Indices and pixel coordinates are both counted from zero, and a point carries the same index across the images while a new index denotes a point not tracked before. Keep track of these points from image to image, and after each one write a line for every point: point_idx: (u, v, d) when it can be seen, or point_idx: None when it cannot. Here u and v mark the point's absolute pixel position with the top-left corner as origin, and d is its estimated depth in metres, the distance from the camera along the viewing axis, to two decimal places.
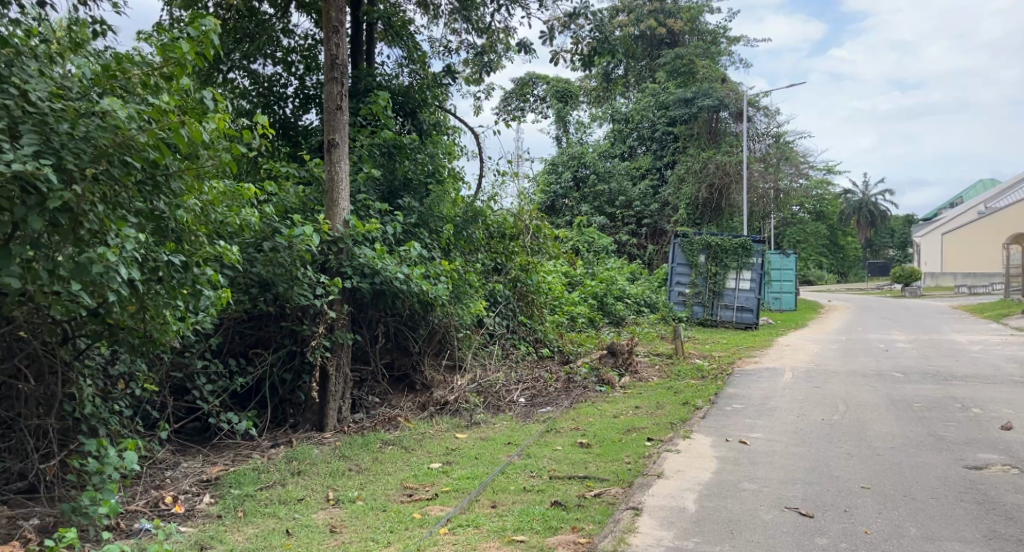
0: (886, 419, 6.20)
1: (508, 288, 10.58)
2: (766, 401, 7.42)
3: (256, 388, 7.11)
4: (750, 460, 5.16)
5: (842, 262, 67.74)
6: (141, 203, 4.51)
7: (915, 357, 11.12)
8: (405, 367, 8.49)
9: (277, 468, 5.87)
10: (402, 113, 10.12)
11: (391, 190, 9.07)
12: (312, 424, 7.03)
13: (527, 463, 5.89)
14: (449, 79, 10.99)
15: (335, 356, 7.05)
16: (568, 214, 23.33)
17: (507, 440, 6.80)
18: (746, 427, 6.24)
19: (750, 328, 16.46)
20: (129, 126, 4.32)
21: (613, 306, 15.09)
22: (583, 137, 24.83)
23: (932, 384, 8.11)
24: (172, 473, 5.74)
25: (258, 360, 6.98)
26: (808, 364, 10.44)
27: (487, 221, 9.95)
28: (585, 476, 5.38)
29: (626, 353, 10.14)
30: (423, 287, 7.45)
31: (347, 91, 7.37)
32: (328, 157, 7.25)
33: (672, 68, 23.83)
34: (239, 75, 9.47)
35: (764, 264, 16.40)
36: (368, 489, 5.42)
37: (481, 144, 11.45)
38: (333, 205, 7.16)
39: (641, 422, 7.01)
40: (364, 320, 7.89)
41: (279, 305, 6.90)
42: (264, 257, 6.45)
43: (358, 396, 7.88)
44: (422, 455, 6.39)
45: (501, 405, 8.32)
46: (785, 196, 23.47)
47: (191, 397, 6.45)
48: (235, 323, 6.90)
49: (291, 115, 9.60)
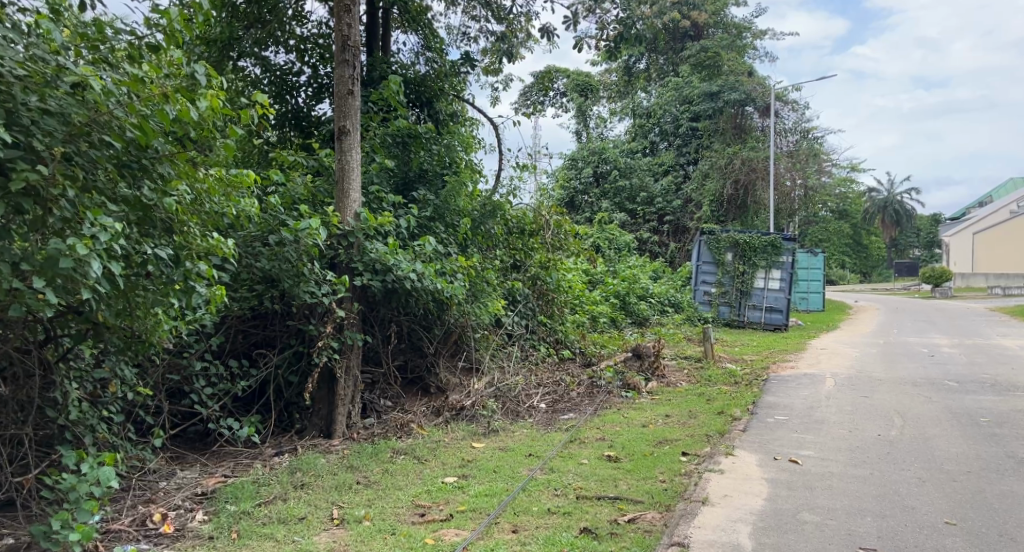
0: (952, 436, 5.81)
1: (527, 287, 10.04)
2: (810, 413, 6.87)
3: (260, 390, 6.58)
4: (806, 484, 4.64)
5: (866, 261, 66.44)
6: (126, 190, 4.02)
7: (963, 364, 10.46)
8: (420, 369, 8.01)
9: (279, 480, 5.29)
10: (418, 103, 9.62)
11: (405, 182, 8.56)
12: (319, 430, 6.52)
13: (551, 480, 5.34)
14: (467, 67, 10.44)
15: (344, 358, 6.54)
16: (588, 211, 22.80)
17: (529, 451, 6.25)
18: (794, 444, 5.67)
19: (779, 329, 15.80)
20: (108, 101, 3.80)
21: (635, 306, 14.48)
22: (604, 132, 24.35)
23: (990, 398, 7.51)
24: (165, 484, 5.13)
25: (262, 361, 6.45)
26: (848, 370, 9.81)
27: (505, 215, 9.43)
28: (617, 497, 4.82)
29: (652, 356, 9.55)
30: (438, 286, 6.95)
31: (360, 75, 6.84)
32: (339, 145, 6.74)
33: (696, 61, 23.03)
34: (251, 63, 8.91)
35: (794, 263, 15.68)
36: (376, 507, 4.88)
37: (499, 136, 10.90)
38: (344, 196, 6.66)
39: (673, 433, 6.46)
40: (376, 319, 7.39)
41: (284, 302, 6.36)
42: (268, 252, 5.90)
43: (369, 399, 7.40)
44: (436, 467, 5.86)
45: (520, 411, 7.78)
46: (813, 193, 22.73)
47: (189, 401, 5.87)
48: (238, 322, 6.38)
49: (304, 106, 9.09)
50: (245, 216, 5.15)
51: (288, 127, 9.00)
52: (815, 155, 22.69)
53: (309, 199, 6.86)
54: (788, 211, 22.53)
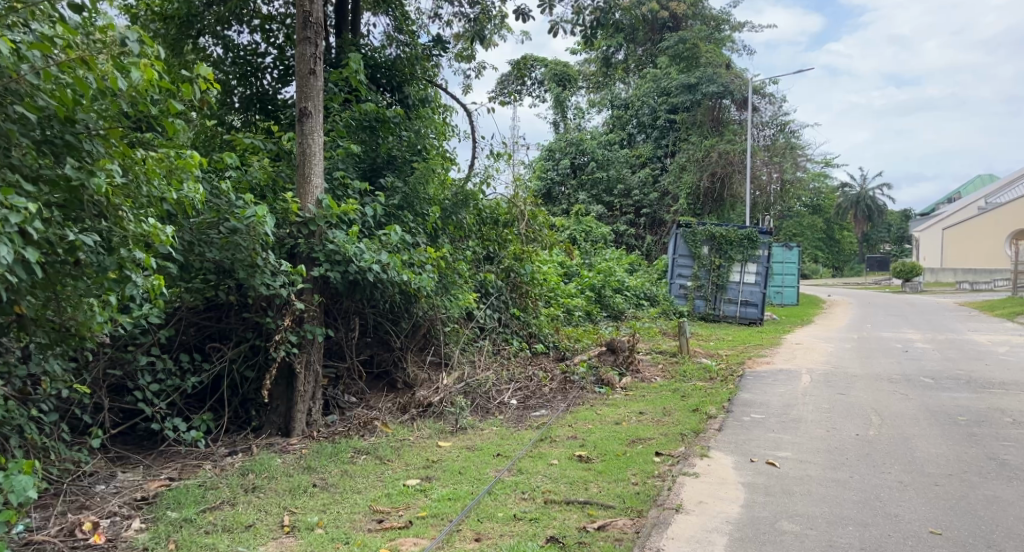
0: (932, 437, 5.64)
1: (500, 279, 9.77)
2: (787, 411, 6.69)
3: (212, 385, 6.20)
4: (785, 489, 4.44)
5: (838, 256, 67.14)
6: (47, 168, 3.68)
7: (938, 360, 10.40)
8: (387, 363, 7.71)
9: (228, 483, 4.95)
10: (388, 87, 9.28)
11: (373, 169, 8.18)
12: (276, 429, 6.19)
13: (518, 482, 5.07)
14: (438, 51, 10.06)
15: (303, 353, 6.21)
16: (565, 202, 22.58)
17: (497, 450, 5.97)
18: (770, 444, 5.47)
19: (754, 323, 15.70)
20: (20, 67, 3.48)
21: (611, 300, 14.26)
22: (581, 122, 24.01)
23: (967, 396, 7.39)
24: (103, 488, 4.79)
25: (215, 355, 6.07)
26: (824, 366, 9.65)
27: (478, 205, 9.12)
28: (586, 501, 4.56)
29: (626, 351, 9.29)
30: (405, 277, 6.64)
31: (322, 54, 6.48)
32: (300, 128, 6.41)
33: (674, 53, 22.72)
34: (213, 41, 8.47)
35: (770, 257, 15.58)
36: (331, 513, 4.58)
37: (473, 124, 10.56)
38: (305, 183, 6.34)
39: (647, 431, 6.23)
40: (339, 312, 7.07)
41: (240, 294, 6.01)
42: (219, 241, 5.53)
43: (331, 395, 7.08)
44: (399, 468, 5.58)
45: (490, 408, 7.49)
46: (789, 187, 22.69)
47: (132, 398, 5.46)
48: (190, 314, 6.01)
49: (270, 89, 8.64)
50: (190, 203, 4.79)
51: (252, 110, 8.53)
52: (792, 149, 22.62)
53: (268, 185, 6.51)
54: (764, 205, 22.47)
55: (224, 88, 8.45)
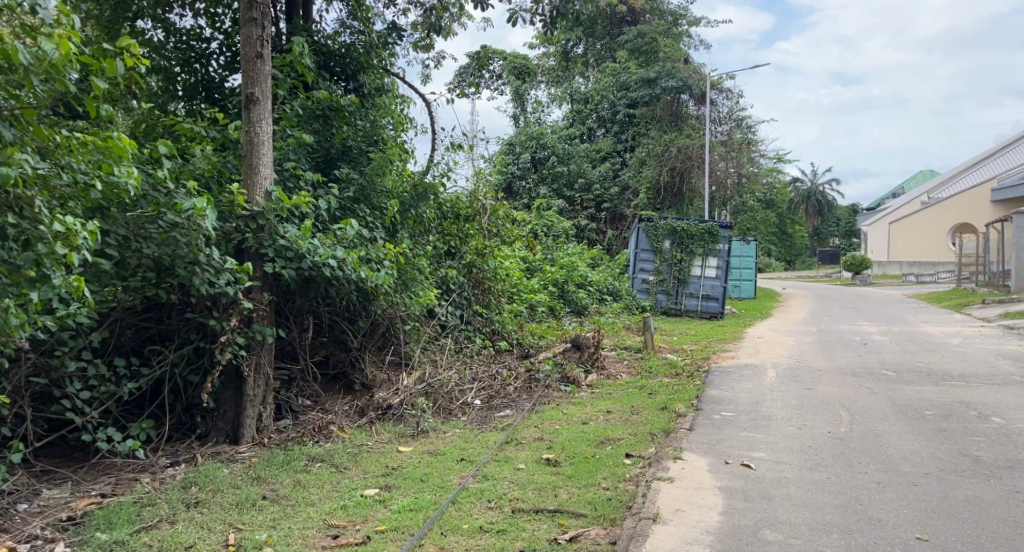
0: (903, 433, 5.52)
1: (462, 275, 9.47)
2: (757, 408, 6.54)
3: (152, 391, 5.77)
4: (763, 493, 4.26)
5: (792, 249, 68.38)
6: None
7: (897, 352, 10.45)
8: (343, 364, 7.34)
9: (168, 497, 4.57)
10: (342, 76, 8.92)
11: (327, 160, 7.80)
12: (224, 436, 5.82)
13: (483, 489, 4.79)
14: (394, 38, 9.68)
15: (251, 355, 5.83)
16: (526, 197, 22.34)
17: (460, 455, 5.68)
18: (744, 444, 5.29)
19: (715, 317, 15.67)
20: None
21: (574, 295, 14.05)
22: (541, 116, 23.78)
23: (931, 389, 7.36)
24: (24, 508, 4.37)
25: (155, 359, 5.65)
26: (788, 360, 9.59)
27: (439, 198, 8.80)
28: (556, 510, 4.31)
29: (592, 347, 9.08)
30: (361, 274, 6.31)
31: (270, 36, 6.11)
32: (247, 115, 6.03)
33: (633, 47, 22.58)
34: (154, 25, 7.96)
35: (731, 250, 15.58)
36: (282, 529, 4.24)
37: (431, 115, 10.22)
38: (253, 174, 5.97)
39: (616, 431, 6.01)
40: (292, 311, 6.69)
41: (183, 292, 5.61)
42: (157, 235, 5.17)
43: (284, 399, 6.70)
44: (356, 476, 5.26)
45: (453, 409, 7.19)
46: (747, 181, 22.81)
47: (60, 408, 5.00)
48: (125, 316, 5.57)
49: (216, 76, 8.17)
50: (123, 190, 4.42)
51: (198, 98, 8.08)
52: (749, 144, 22.74)
53: (213, 175, 6.11)
54: (722, 199, 22.56)
55: (167, 75, 7.97)
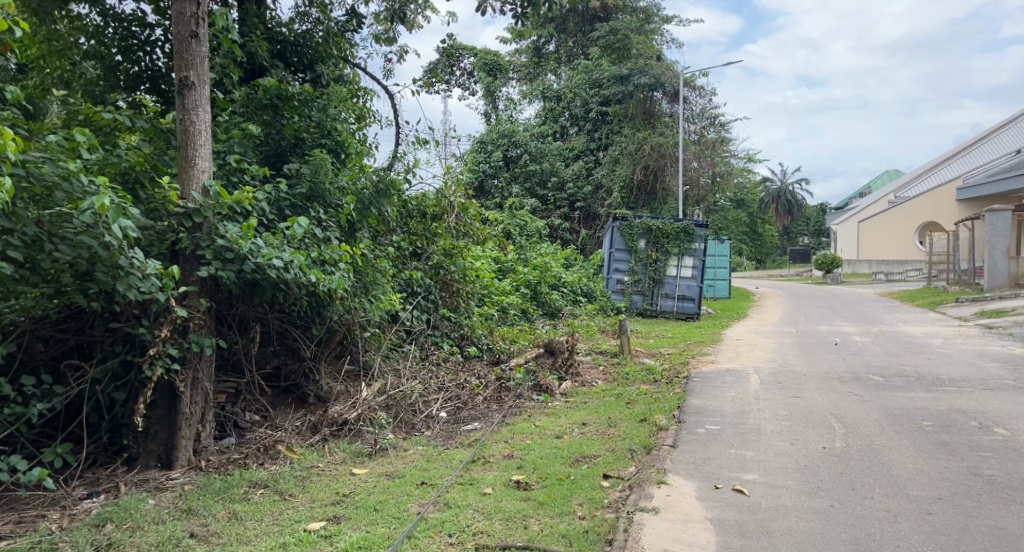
0: (904, 448, 5.07)
1: (429, 276, 8.91)
2: (743, 419, 6.08)
3: (71, 411, 5.13)
4: (760, 527, 3.79)
5: (762, 248, 68.76)
6: None
7: (881, 355, 10.10)
8: (296, 375, 6.72)
9: (74, 540, 4.03)
10: (298, 66, 8.30)
11: (278, 154, 7.16)
12: (155, 460, 5.20)
13: (444, 520, 4.22)
14: (355, 26, 9.06)
15: (186, 369, 5.22)
16: (498, 196, 21.73)
17: (421, 477, 5.09)
18: (734, 464, 4.79)
19: (692, 318, 15.27)
20: None
21: (547, 297, 13.54)
22: (513, 114, 23.10)
23: (924, 395, 6.94)
24: None
25: (73, 375, 5.01)
26: (771, 364, 9.15)
27: (402, 196, 8.19)
28: (525, 547, 3.78)
29: (566, 352, 8.58)
30: (312, 278, 5.68)
31: (206, 14, 5.49)
32: (181, 101, 5.42)
33: (606, 43, 22.14)
34: (90, 8, 7.15)
35: (706, 250, 15.20)
36: None
37: (395, 109, 9.63)
38: (189, 167, 5.35)
39: (592, 446, 5.48)
40: (234, 317, 6.05)
41: (107, 300, 4.98)
42: (73, 237, 4.53)
43: (228, 415, 6.07)
44: (302, 505, 4.68)
45: (416, 423, 6.61)
46: (722, 180, 22.46)
47: None
48: (37, 327, 4.93)
49: (161, 66, 7.35)
50: None
51: (141, 89, 7.33)
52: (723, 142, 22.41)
53: (144, 169, 5.49)
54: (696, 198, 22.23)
55: (105, 63, 7.19)
